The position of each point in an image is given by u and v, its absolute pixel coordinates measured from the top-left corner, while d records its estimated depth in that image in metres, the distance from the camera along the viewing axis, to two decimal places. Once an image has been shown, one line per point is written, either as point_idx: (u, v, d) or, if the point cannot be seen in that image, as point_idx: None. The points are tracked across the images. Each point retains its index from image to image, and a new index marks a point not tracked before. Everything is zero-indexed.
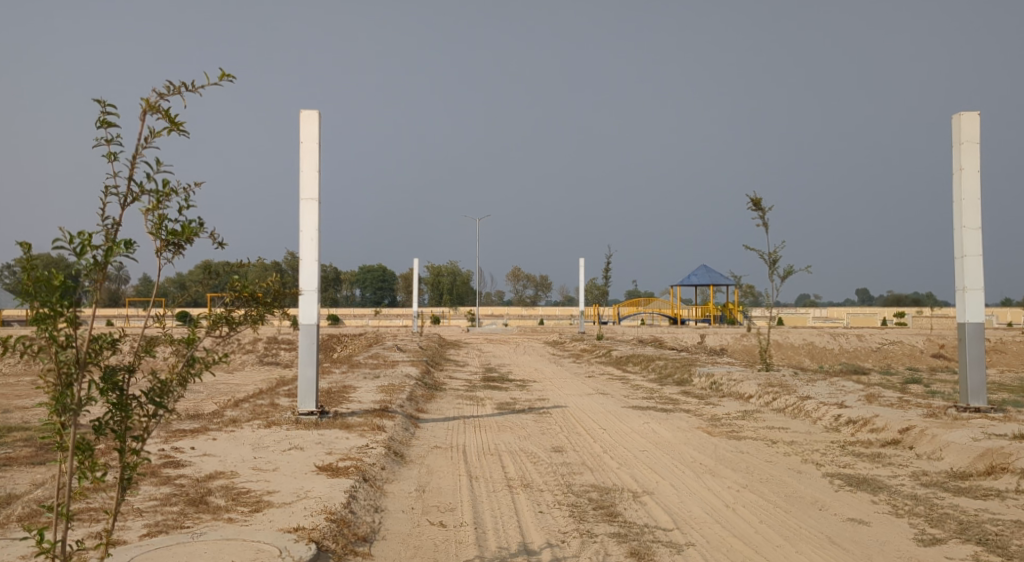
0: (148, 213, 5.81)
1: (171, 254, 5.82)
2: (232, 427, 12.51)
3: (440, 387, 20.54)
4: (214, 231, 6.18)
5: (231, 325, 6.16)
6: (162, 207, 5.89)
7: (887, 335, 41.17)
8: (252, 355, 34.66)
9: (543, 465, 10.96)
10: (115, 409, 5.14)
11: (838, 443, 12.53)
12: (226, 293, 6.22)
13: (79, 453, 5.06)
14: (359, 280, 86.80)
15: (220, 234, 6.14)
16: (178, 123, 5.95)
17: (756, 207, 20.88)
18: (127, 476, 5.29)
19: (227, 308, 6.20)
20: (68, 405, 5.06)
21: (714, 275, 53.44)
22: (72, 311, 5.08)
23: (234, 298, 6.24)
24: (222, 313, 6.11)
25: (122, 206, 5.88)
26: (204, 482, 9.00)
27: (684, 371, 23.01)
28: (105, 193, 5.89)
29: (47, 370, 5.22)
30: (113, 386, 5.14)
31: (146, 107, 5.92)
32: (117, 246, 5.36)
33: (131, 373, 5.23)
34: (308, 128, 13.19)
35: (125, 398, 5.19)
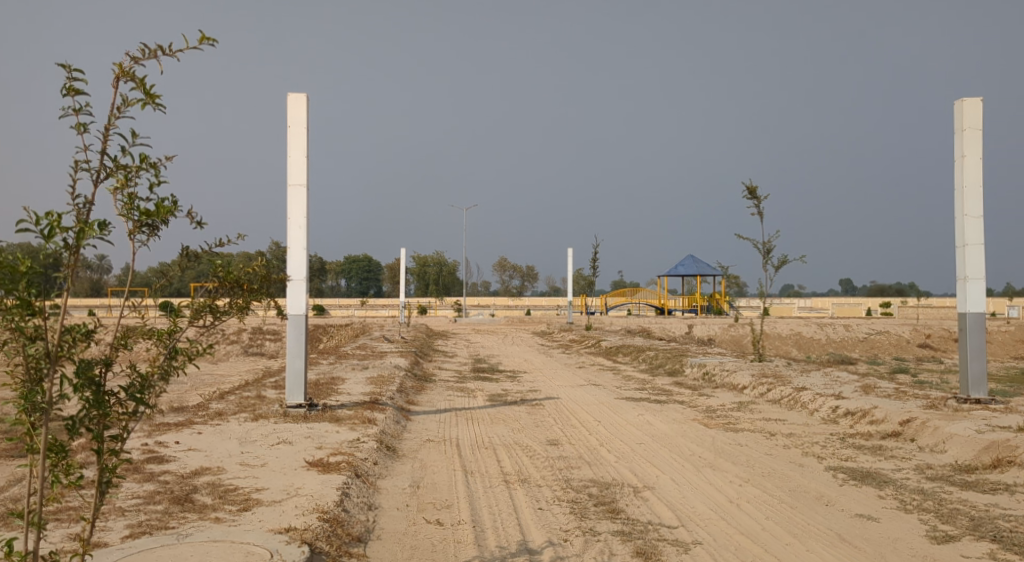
0: (120, 192, 5.44)
1: (145, 236, 5.45)
2: (217, 420, 12.19)
3: (429, 378, 20.25)
4: (190, 211, 5.83)
5: (216, 315, 5.83)
6: (131, 184, 5.53)
7: (874, 326, 41.12)
8: (237, 346, 34.24)
9: (540, 460, 10.67)
10: (90, 406, 4.79)
11: (838, 435, 12.31)
12: (210, 280, 5.89)
13: (52, 455, 4.69)
14: (345, 270, 86.29)
15: (197, 214, 5.79)
16: (152, 92, 5.58)
17: (750, 196, 20.65)
18: (105, 479, 4.94)
19: (211, 297, 5.86)
20: (38, 403, 4.73)
21: (701, 265, 53.29)
22: (40, 301, 4.73)
23: (217, 286, 5.90)
24: (204, 302, 5.77)
25: (93, 185, 5.52)
26: (189, 479, 8.68)
27: (676, 362, 22.80)
28: (75, 169, 5.54)
29: (15, 365, 4.88)
30: (88, 381, 4.79)
31: (119, 75, 5.54)
32: (89, 228, 4.99)
33: (109, 368, 4.89)
34: (296, 111, 12.82)
35: (102, 395, 4.85)
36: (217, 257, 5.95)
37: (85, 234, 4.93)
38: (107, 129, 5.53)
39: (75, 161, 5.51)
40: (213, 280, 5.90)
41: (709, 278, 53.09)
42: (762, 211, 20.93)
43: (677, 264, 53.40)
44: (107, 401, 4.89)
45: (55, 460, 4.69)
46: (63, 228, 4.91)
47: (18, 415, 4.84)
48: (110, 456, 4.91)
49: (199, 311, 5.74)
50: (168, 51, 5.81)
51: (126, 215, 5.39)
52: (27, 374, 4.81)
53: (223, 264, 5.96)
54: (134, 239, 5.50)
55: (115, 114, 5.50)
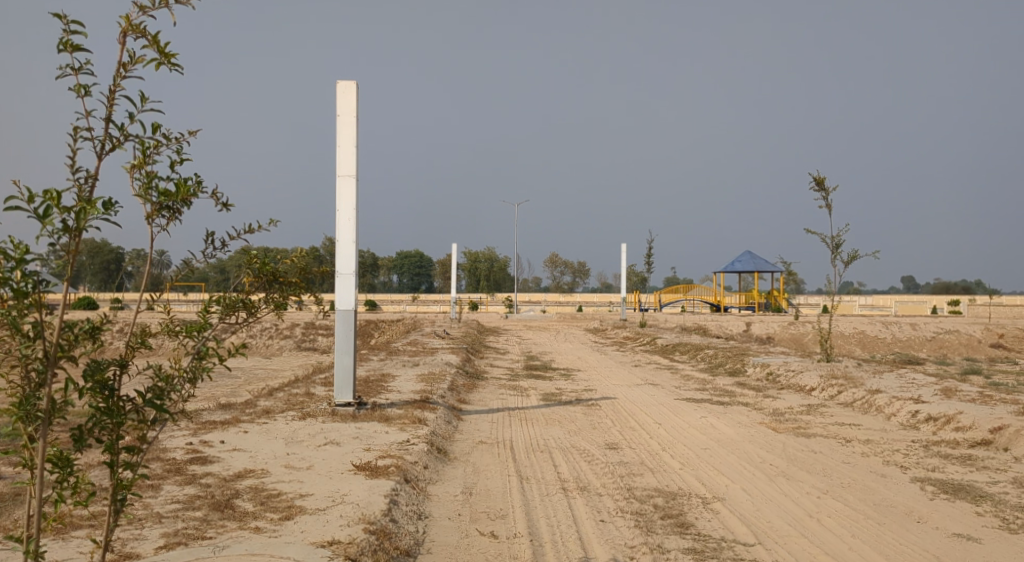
0: (138, 169, 4.95)
1: (166, 220, 4.95)
2: (265, 418, 11.77)
3: (481, 376, 19.70)
4: (216, 192, 5.35)
5: (250, 311, 5.33)
6: (149, 161, 5.04)
7: (942, 325, 39.63)
8: (290, 341, 34.12)
9: (598, 465, 10.04)
10: (101, 414, 4.30)
11: (920, 442, 11.49)
12: (244, 272, 5.43)
13: (58, 470, 4.23)
14: (397, 266, 86.37)
15: (222, 195, 5.32)
16: (165, 51, 5.10)
17: (819, 187, 19.75)
18: (120, 496, 4.46)
19: (246, 292, 5.36)
20: (34, 412, 4.31)
21: (759, 261, 52.04)
22: (39, 292, 4.30)
23: (253, 280, 5.40)
24: (238, 296, 5.28)
25: (97, 156, 5.08)
26: (231, 482, 8.21)
27: (737, 361, 21.97)
28: (74, 136, 5.07)
29: (9, 368, 4.44)
30: (99, 385, 4.31)
31: (126, 29, 5.08)
32: (90, 207, 4.53)
33: (124, 369, 4.39)
34: (345, 99, 12.33)
35: (113, 400, 4.36)
36: (249, 248, 5.46)
37: (85, 213, 4.47)
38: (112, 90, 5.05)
39: (76, 128, 5.05)
40: (251, 272, 5.40)
41: (767, 274, 51.81)
42: (830, 203, 20.01)
43: (734, 260, 52.20)
44: (121, 408, 4.39)
45: (61, 475, 4.26)
46: (61, 208, 4.48)
47: (14, 426, 4.40)
48: (124, 469, 4.45)
49: (231, 305, 5.27)
50: (180, 1, 5.33)
51: (143, 195, 4.89)
52: (26, 379, 4.37)
53: (256, 254, 5.48)
54: (154, 224, 5.02)
55: (122, 72, 5.04)
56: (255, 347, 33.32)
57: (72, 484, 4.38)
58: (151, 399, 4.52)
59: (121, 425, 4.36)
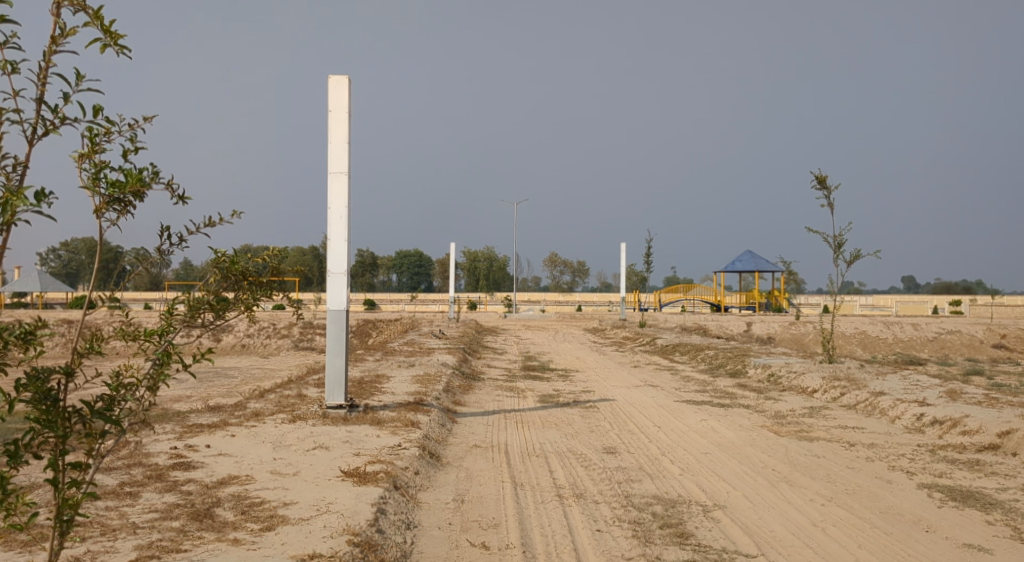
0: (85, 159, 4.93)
1: (117, 212, 4.99)
2: (254, 421, 11.42)
3: (477, 377, 19.34)
4: (172, 183, 5.31)
5: (218, 310, 5.22)
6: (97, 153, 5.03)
7: (944, 325, 39.31)
8: (288, 340, 33.78)
9: (596, 471, 9.72)
10: (41, 425, 4.02)
11: (927, 447, 11.21)
12: (212, 273, 5.29)
13: None
14: (396, 265, 86.13)
15: (178, 186, 5.30)
16: (113, 30, 4.89)
17: (820, 185, 19.45)
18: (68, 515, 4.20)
19: (214, 291, 5.26)
20: None
21: (759, 260, 51.75)
22: None
23: (219, 279, 5.27)
24: (203, 297, 5.17)
25: (26, 141, 4.82)
26: (213, 489, 7.86)
27: (738, 362, 21.64)
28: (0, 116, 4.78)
29: None
30: (40, 393, 4.06)
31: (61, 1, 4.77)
32: (17, 198, 4.26)
33: (69, 378, 4.13)
34: (337, 94, 12.01)
35: (56, 412, 4.08)
36: (220, 250, 5.40)
37: (12, 204, 4.23)
38: (45, 67, 4.78)
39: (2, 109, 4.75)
40: (217, 270, 5.29)
41: (767, 274, 51.50)
42: (832, 201, 19.70)
43: (734, 260, 51.89)
44: (65, 420, 4.12)
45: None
46: None
47: None
48: (70, 488, 4.19)
49: (195, 307, 5.16)
50: None
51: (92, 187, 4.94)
52: None
53: (225, 256, 5.41)
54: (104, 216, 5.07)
55: (54, 47, 4.78)
56: (253, 347, 32.97)
57: (10, 504, 4.09)
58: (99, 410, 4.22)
59: (65, 439, 4.09)
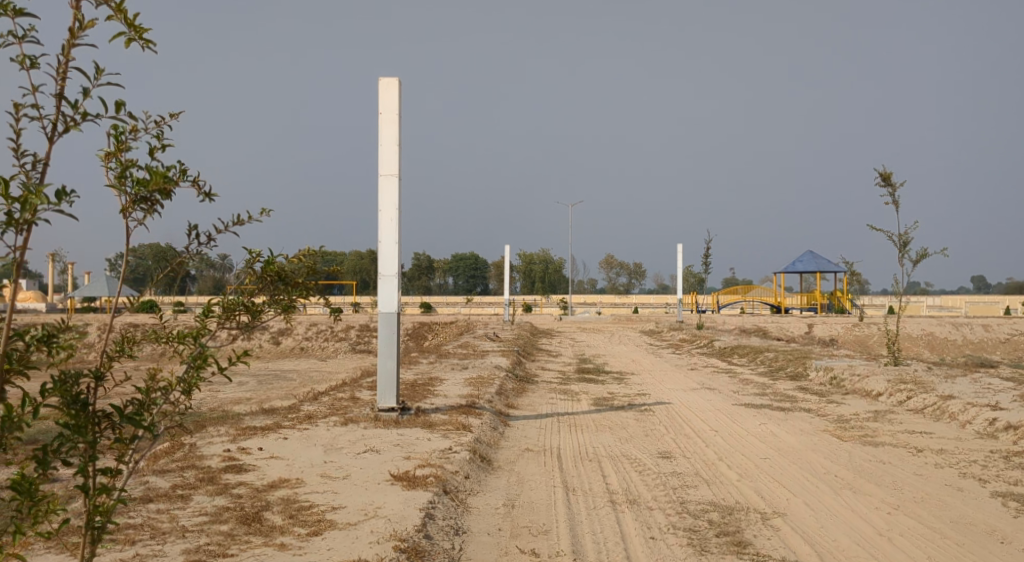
0: (114, 158, 5.10)
1: (143, 211, 5.12)
2: (307, 424, 11.38)
3: (531, 380, 19.14)
4: (200, 181, 5.41)
5: (252, 314, 5.40)
6: (124, 151, 5.15)
7: (1015, 326, 38.01)
8: (345, 343, 34.00)
9: (650, 476, 9.47)
10: (69, 430, 4.17)
11: (999, 453, 10.73)
12: (246, 274, 5.44)
13: (23, 496, 3.94)
14: (453, 268, 86.48)
15: (207, 183, 5.41)
16: (137, 25, 4.88)
17: (885, 183, 18.89)
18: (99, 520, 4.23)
19: (247, 293, 5.42)
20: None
21: (821, 261, 50.70)
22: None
23: (254, 281, 5.44)
24: (238, 299, 5.41)
25: (46, 137, 4.74)
26: (263, 493, 7.80)
27: (798, 365, 21.10)
28: (19, 113, 4.69)
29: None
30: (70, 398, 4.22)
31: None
32: (37, 196, 4.21)
33: (96, 382, 4.34)
34: (387, 96, 11.94)
35: (84, 416, 4.23)
36: (255, 252, 5.54)
37: (32, 203, 4.20)
38: (65, 62, 4.71)
39: (19, 105, 4.66)
40: (251, 271, 5.46)
41: (828, 274, 50.43)
42: (897, 198, 19.12)
43: (795, 261, 50.93)
44: (94, 425, 4.30)
45: (28, 502, 3.94)
46: (5, 198, 4.20)
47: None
48: (100, 494, 4.18)
49: (230, 308, 5.40)
50: None
51: (119, 185, 5.03)
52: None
53: (259, 257, 5.54)
54: (130, 215, 5.16)
55: (74, 40, 4.72)
56: (311, 351, 33.23)
57: (40, 511, 4.08)
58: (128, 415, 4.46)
59: (94, 443, 4.26)
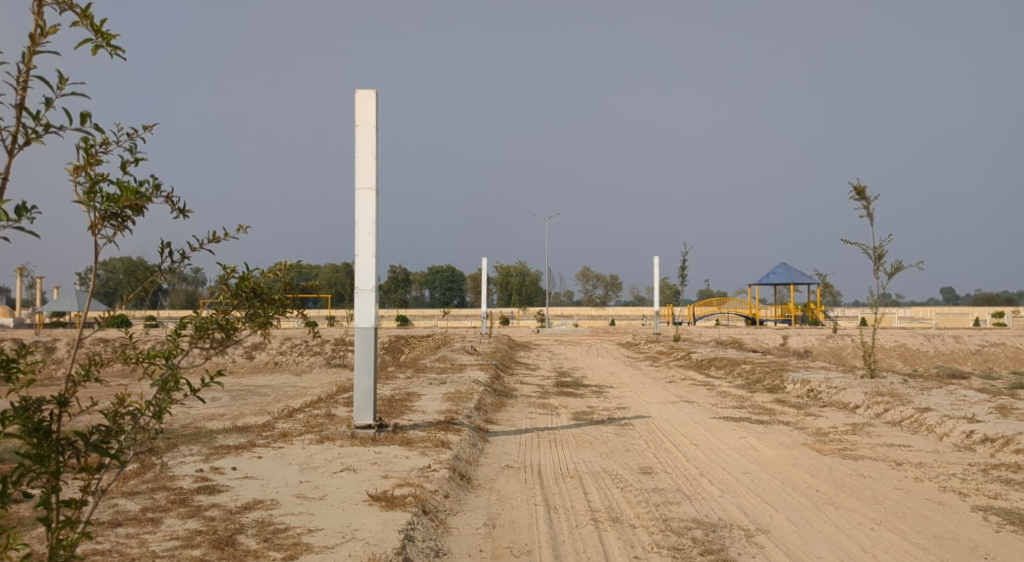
0: (82, 173, 4.96)
1: (113, 228, 4.97)
2: (282, 442, 11.17)
3: (510, 394, 18.99)
4: (173, 195, 5.29)
5: (226, 332, 5.26)
6: (93, 166, 5.01)
7: (985, 338, 38.39)
8: (320, 357, 33.68)
9: (632, 493, 9.37)
10: (32, 460, 4.06)
11: (978, 466, 10.73)
12: (220, 291, 5.30)
13: None
14: (429, 281, 86.23)
15: (180, 198, 5.30)
16: (104, 32, 4.76)
17: (859, 197, 18.99)
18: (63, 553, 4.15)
19: (221, 311, 5.27)
20: None
21: (795, 273, 51.00)
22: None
23: (229, 297, 5.31)
24: (211, 317, 5.22)
25: (7, 150, 4.59)
26: (237, 515, 7.62)
27: (775, 377, 21.09)
28: None
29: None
30: (33, 426, 4.13)
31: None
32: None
33: (61, 408, 4.22)
34: (364, 109, 11.82)
35: (47, 444, 4.13)
36: (230, 267, 5.41)
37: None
38: (27, 71, 4.57)
39: None
40: (225, 287, 5.32)
41: (802, 286, 50.73)
42: (872, 212, 19.22)
43: (769, 273, 51.21)
44: (56, 454, 4.17)
45: None
46: None
47: None
48: (64, 527, 4.15)
49: (203, 326, 5.21)
50: None
51: (87, 201, 4.88)
52: None
53: (234, 272, 5.41)
54: (100, 232, 5.01)
55: (37, 47, 4.58)
56: (285, 365, 32.87)
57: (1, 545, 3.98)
58: (94, 441, 4.33)
59: (57, 474, 4.13)
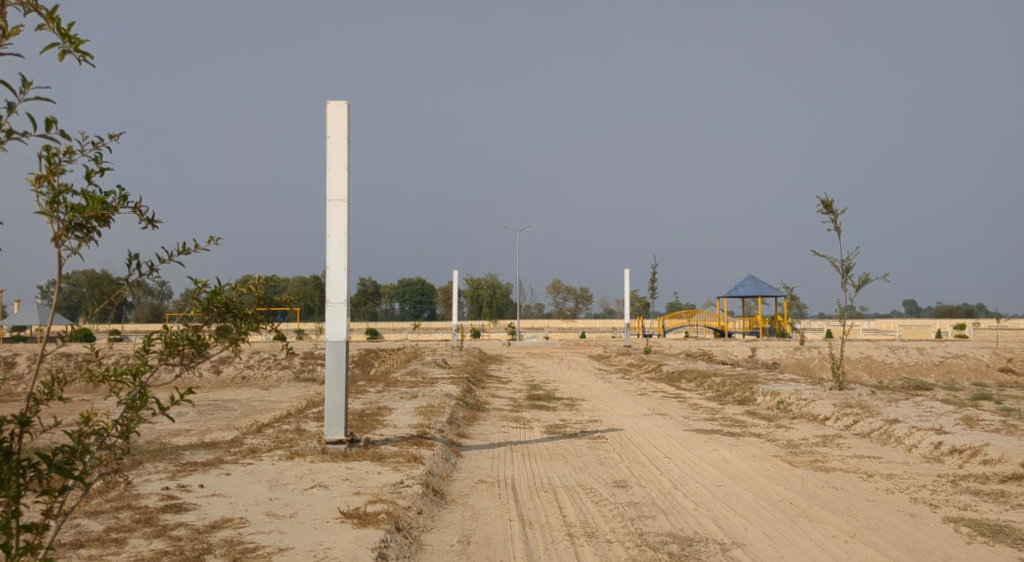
0: (46, 182, 4.82)
1: (78, 239, 4.83)
2: (250, 458, 10.98)
3: (482, 408, 18.84)
4: (139, 207, 5.19)
5: (196, 348, 5.14)
6: (57, 174, 4.89)
7: (949, 349, 38.87)
8: (289, 371, 33.33)
9: (607, 507, 9.30)
10: None
11: (948, 477, 10.80)
12: (191, 305, 5.18)
13: None
14: (399, 293, 85.92)
15: (146, 209, 5.19)
16: (70, 37, 4.66)
17: (827, 210, 19.15)
18: None
19: (190, 326, 5.15)
20: None
21: (762, 285, 51.38)
22: None
23: (200, 313, 5.18)
24: (182, 333, 5.08)
25: None
26: (204, 534, 7.45)
27: (746, 389, 21.16)
28: None
29: None
30: None
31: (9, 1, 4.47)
32: None
33: (22, 428, 4.10)
34: (335, 120, 11.71)
35: (6, 467, 4.00)
36: (201, 281, 5.29)
37: None
38: None
39: None
40: (196, 302, 5.20)
41: (770, 299, 51.09)
42: (839, 225, 19.38)
43: (737, 285, 51.54)
44: (16, 476, 4.04)
45: None
46: None
47: None
48: (24, 553, 4.06)
49: (173, 342, 5.07)
50: None
51: (50, 212, 4.74)
52: None
53: (204, 287, 5.29)
54: (62, 244, 4.86)
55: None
56: (253, 380, 32.47)
57: None
58: (56, 463, 4.21)
59: (16, 497, 4.01)
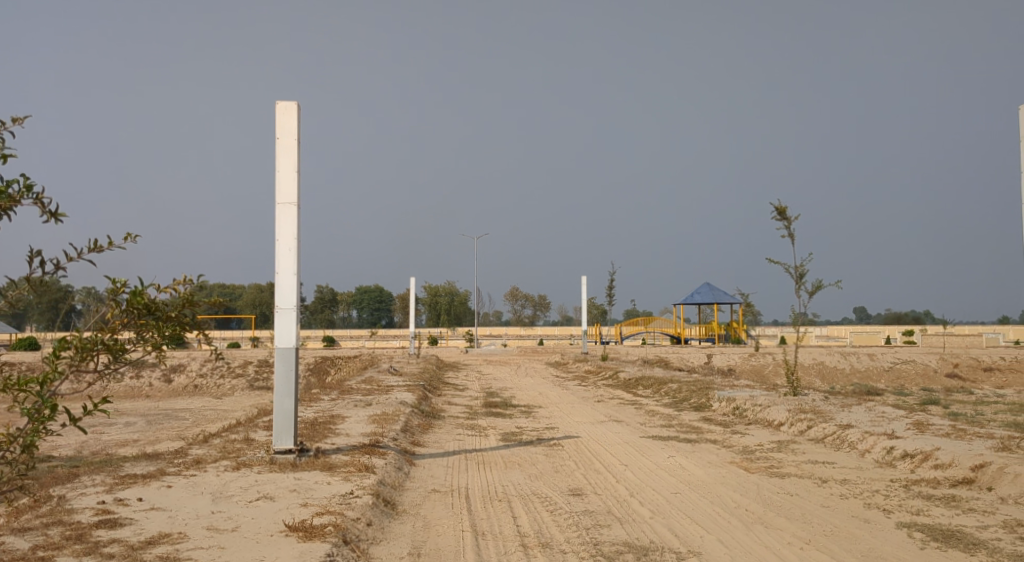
0: None
1: None
2: (194, 470, 10.64)
3: (437, 416, 18.60)
4: (43, 199, 5.05)
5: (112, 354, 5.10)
6: None
7: (899, 354, 39.41)
8: (243, 381, 32.75)
9: (561, 517, 9.14)
10: None
11: (901, 482, 10.81)
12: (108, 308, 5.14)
13: None
14: (356, 300, 85.22)
15: (49, 201, 5.06)
16: None
17: (781, 217, 19.23)
18: None
19: (106, 332, 5.09)
20: None
21: (718, 292, 51.72)
22: None
23: (120, 313, 5.20)
24: (97, 337, 5.02)
25: None
26: (138, 551, 7.14)
27: (702, 396, 21.15)
28: None
29: None
30: None
31: None
32: None
33: None
34: (285, 121, 11.45)
35: None
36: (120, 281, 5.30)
37: None
38: None
39: None
40: (116, 303, 5.19)
41: (725, 305, 51.43)
42: (793, 232, 19.45)
43: (693, 292, 51.83)
44: None
45: None
46: None
47: None
48: None
49: (87, 348, 4.99)
50: None
51: None
52: None
53: (125, 287, 5.28)
54: None
55: None
56: (204, 389, 31.85)
57: None
58: None
59: None
